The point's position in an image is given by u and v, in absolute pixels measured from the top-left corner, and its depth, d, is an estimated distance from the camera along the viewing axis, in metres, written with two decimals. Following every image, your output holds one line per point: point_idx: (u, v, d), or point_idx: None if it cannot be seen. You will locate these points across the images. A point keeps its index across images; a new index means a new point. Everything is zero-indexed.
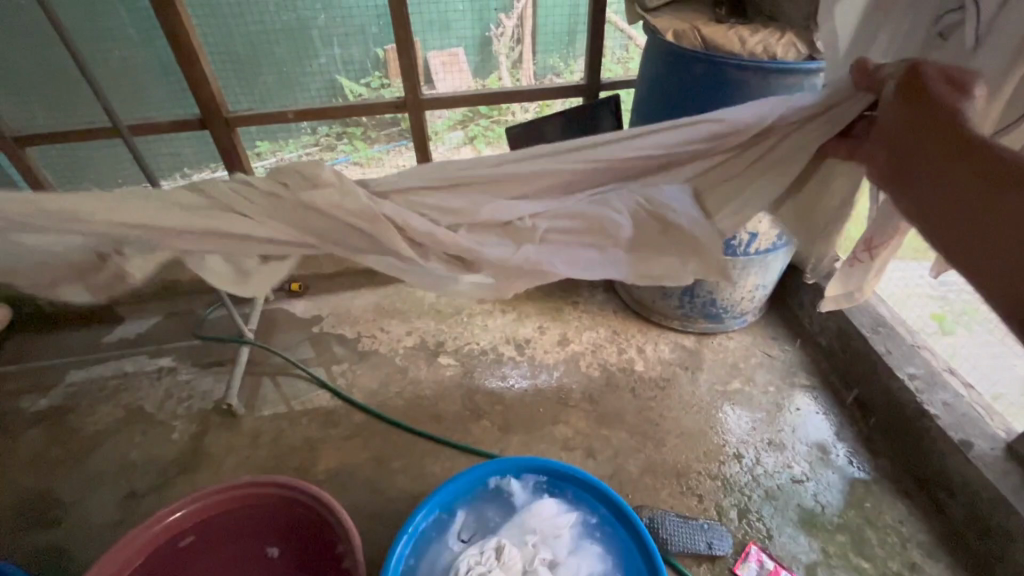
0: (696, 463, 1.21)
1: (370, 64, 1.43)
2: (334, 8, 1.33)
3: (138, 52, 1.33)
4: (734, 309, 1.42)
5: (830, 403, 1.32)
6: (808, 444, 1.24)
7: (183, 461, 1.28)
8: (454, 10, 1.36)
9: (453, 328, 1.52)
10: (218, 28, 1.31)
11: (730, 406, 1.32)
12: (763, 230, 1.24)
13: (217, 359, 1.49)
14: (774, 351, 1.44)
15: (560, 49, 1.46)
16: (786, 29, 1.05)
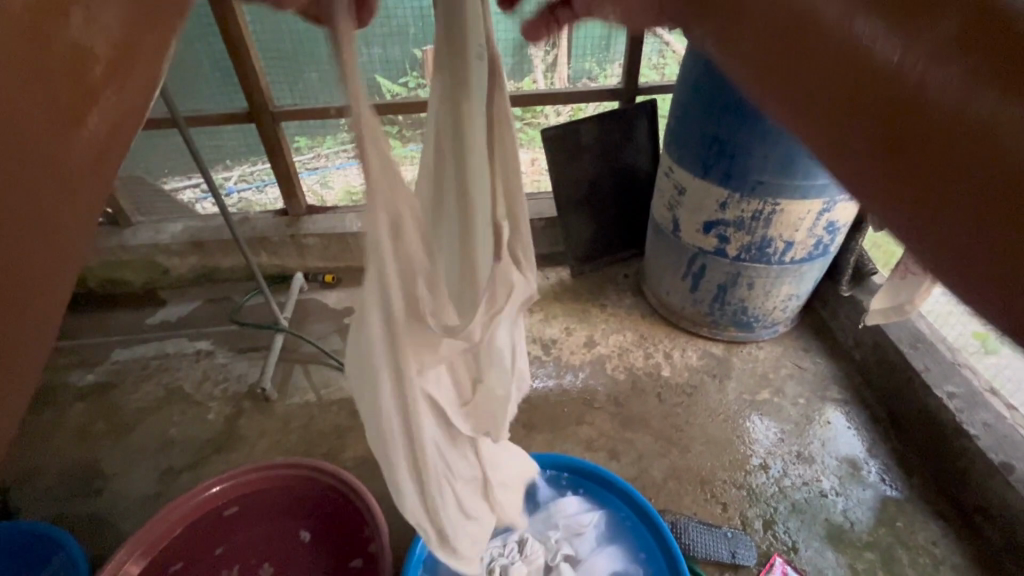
0: (721, 472, 1.20)
1: (408, 64, 1.48)
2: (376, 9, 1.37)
3: (193, 46, 1.38)
4: (765, 318, 1.41)
5: (863, 419, 1.29)
6: (837, 458, 1.22)
7: (218, 440, 1.33)
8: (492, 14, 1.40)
9: None
10: (270, 27, 1.38)
11: (757, 416, 1.31)
12: (801, 238, 1.23)
13: (252, 345, 1.55)
14: (804, 363, 1.42)
15: (596, 54, 1.53)
16: None
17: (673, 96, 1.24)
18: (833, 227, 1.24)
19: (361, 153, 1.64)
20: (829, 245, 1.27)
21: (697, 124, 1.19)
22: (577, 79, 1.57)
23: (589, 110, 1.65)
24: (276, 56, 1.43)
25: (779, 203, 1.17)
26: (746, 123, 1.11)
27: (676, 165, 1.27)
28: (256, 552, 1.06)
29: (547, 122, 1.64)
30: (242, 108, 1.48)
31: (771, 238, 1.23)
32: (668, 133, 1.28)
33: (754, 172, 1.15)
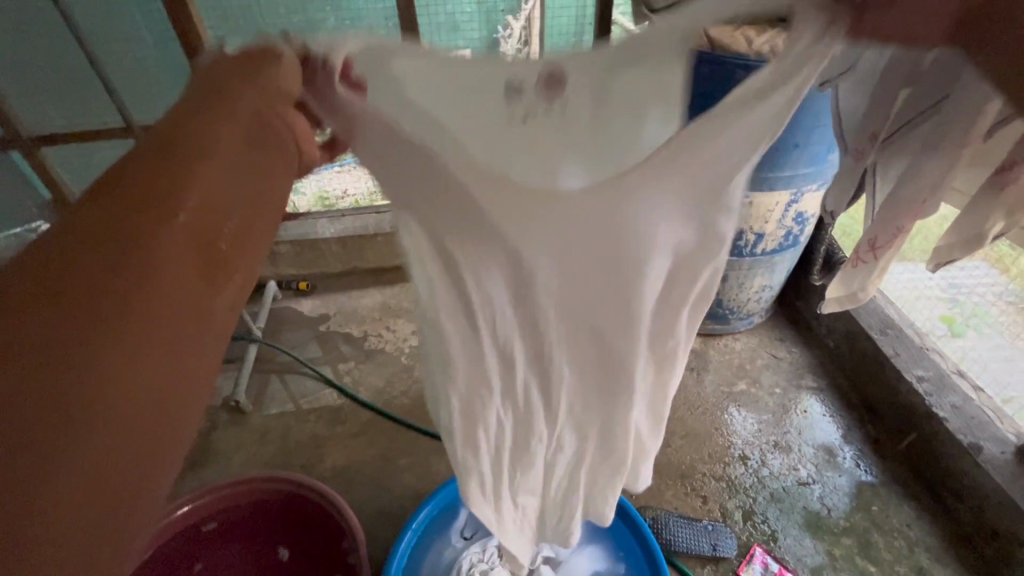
0: (700, 465, 1.21)
1: None
2: (342, 8, 1.37)
3: (151, 53, 1.35)
4: (740, 310, 1.42)
5: (837, 405, 1.31)
6: (814, 446, 1.24)
7: (192, 456, 1.30)
8: (461, 11, 1.44)
9: None
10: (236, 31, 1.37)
11: (734, 407, 1.32)
12: (770, 230, 1.24)
13: (225, 356, 1.52)
14: (779, 353, 1.44)
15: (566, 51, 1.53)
16: None
17: None
18: (802, 217, 1.25)
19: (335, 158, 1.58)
20: (799, 235, 1.29)
21: None
22: None
23: None
24: None
25: (748, 196, 1.18)
26: None
27: None
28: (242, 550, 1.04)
29: None
30: None
31: (742, 230, 1.24)
32: None
33: None
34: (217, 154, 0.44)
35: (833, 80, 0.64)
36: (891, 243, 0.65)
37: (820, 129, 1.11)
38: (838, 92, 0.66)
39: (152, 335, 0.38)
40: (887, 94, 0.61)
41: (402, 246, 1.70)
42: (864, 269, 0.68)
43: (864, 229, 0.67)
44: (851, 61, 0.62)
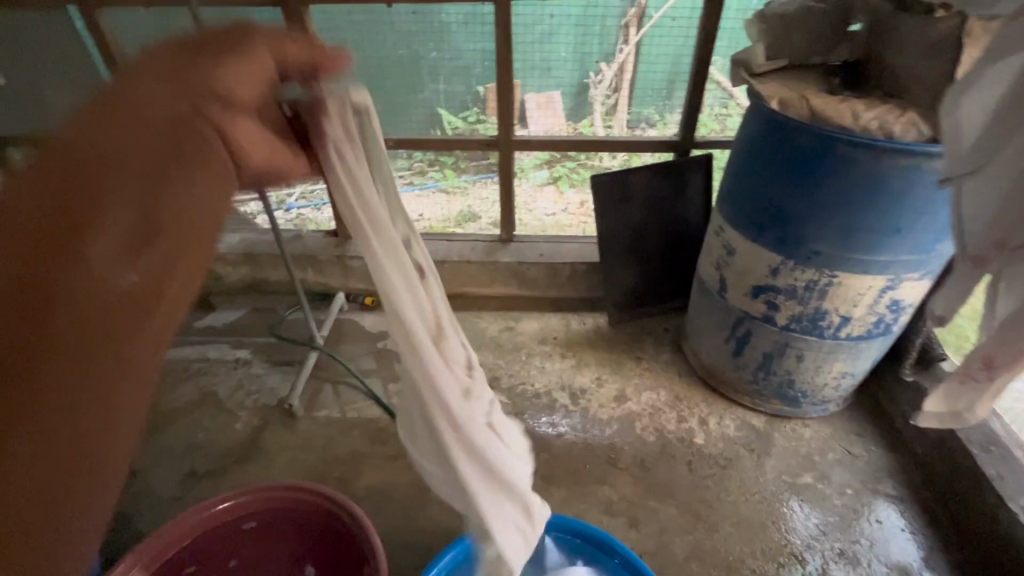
0: (750, 559, 1.11)
1: (470, 100, 1.58)
2: (446, 48, 1.50)
3: None
4: (813, 394, 1.31)
5: (919, 521, 1.16)
6: (887, 564, 1.10)
7: (242, 450, 1.36)
8: (556, 55, 1.50)
9: (510, 364, 1.57)
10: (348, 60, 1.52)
11: (797, 501, 1.21)
12: (858, 315, 1.14)
13: (288, 358, 1.59)
14: (856, 449, 1.30)
15: (655, 101, 1.59)
16: (907, 107, 0.98)
17: (731, 151, 1.21)
18: (896, 305, 1.14)
19: (415, 180, 1.73)
20: (892, 324, 1.17)
21: (746, 184, 1.17)
22: (636, 123, 1.62)
23: (644, 157, 1.70)
24: None
25: (836, 276, 1.10)
26: (805, 190, 1.06)
27: (728, 223, 1.23)
28: (197, 178, 0.44)
29: (601, 164, 1.70)
30: None
31: (826, 310, 1.15)
32: (721, 187, 1.26)
33: (811, 242, 1.09)
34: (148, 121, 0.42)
35: (959, 178, 0.62)
36: (1009, 366, 0.61)
37: (928, 216, 1.02)
38: (961, 192, 0.63)
39: (76, 402, 0.41)
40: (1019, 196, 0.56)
41: (468, 276, 1.74)
42: (974, 387, 0.65)
43: (980, 345, 0.63)
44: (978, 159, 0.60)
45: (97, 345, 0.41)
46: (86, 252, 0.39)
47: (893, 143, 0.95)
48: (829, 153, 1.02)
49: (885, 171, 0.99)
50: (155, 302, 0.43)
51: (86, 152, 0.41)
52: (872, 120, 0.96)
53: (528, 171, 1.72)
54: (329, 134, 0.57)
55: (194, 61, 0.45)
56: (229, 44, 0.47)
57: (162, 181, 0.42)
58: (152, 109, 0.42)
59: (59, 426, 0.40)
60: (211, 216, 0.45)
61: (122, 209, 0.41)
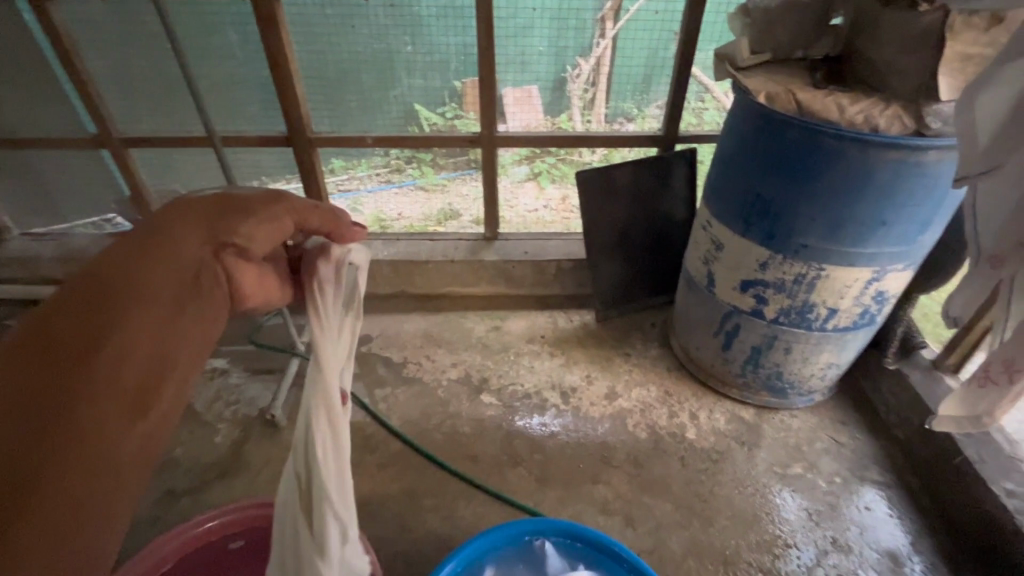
0: (746, 553, 1.12)
1: (448, 94, 1.54)
2: (422, 43, 1.45)
3: (239, 68, 1.46)
4: (800, 385, 1.33)
5: (905, 506, 1.19)
6: (877, 551, 1.12)
7: (222, 465, 1.30)
8: (534, 50, 1.48)
9: (499, 365, 1.54)
10: (321, 54, 1.47)
11: (787, 491, 1.22)
12: (845, 307, 1.16)
13: (267, 366, 1.53)
14: (842, 438, 1.33)
15: (632, 95, 1.57)
16: (890, 100, 0.99)
17: (717, 145, 1.21)
18: (881, 296, 1.16)
19: (393, 178, 1.70)
20: (876, 314, 1.19)
21: (734, 178, 1.17)
22: (614, 118, 1.61)
23: (623, 152, 1.69)
24: (324, 80, 1.51)
25: (824, 268, 1.11)
26: (793, 184, 1.07)
27: (715, 218, 1.23)
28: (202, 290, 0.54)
29: (581, 160, 1.69)
30: (281, 131, 1.56)
31: (813, 303, 1.16)
32: (708, 182, 1.26)
33: (799, 235, 1.10)
34: (178, 256, 0.53)
35: (973, 178, 0.67)
36: None
37: (912, 207, 1.04)
38: (978, 190, 0.68)
39: (60, 500, 0.40)
40: None
41: (452, 275, 1.70)
42: (997, 389, 0.68)
43: (999, 348, 0.66)
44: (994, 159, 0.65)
45: (92, 448, 0.43)
46: (98, 361, 0.45)
47: (879, 136, 0.96)
48: (816, 147, 1.02)
49: (871, 164, 0.99)
50: (149, 408, 0.46)
51: (113, 283, 0.49)
52: (858, 114, 0.97)
53: (508, 167, 1.70)
54: (318, 273, 0.61)
55: (227, 212, 0.57)
56: (260, 200, 0.59)
57: (176, 312, 0.51)
58: (182, 254, 0.53)
59: (37, 532, 0.39)
60: (207, 342, 0.54)
61: (142, 325, 0.48)
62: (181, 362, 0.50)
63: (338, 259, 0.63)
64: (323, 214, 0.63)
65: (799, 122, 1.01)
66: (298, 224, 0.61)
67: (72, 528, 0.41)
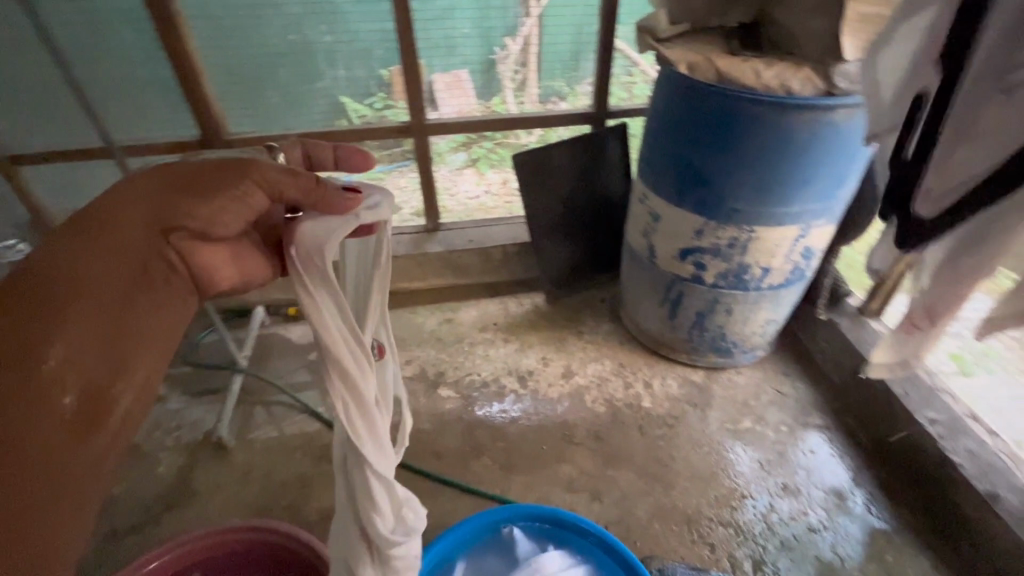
0: (707, 509, 1.17)
1: (374, 84, 1.48)
2: (341, 31, 1.38)
3: (139, 70, 1.34)
4: (743, 343, 1.39)
5: (845, 445, 1.28)
6: (823, 489, 1.20)
7: (169, 496, 1.22)
8: (460, 34, 1.44)
9: (454, 357, 1.52)
10: (229, 49, 1.37)
11: (739, 445, 1.28)
12: (777, 265, 1.21)
13: (208, 386, 1.45)
14: (785, 388, 1.40)
15: (564, 74, 1.57)
16: (802, 63, 1.03)
17: (646, 119, 1.23)
18: (808, 252, 1.22)
19: None
20: (805, 270, 1.26)
21: (665, 150, 1.19)
22: (547, 98, 1.60)
23: (559, 131, 1.69)
24: (235, 77, 1.41)
25: (754, 231, 1.16)
26: (719, 151, 1.10)
27: (651, 191, 1.25)
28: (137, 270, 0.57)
29: (518, 142, 1.68)
30: (195, 135, 1.45)
31: (748, 264, 1.21)
32: (640, 155, 1.27)
33: (729, 200, 1.13)
34: (123, 242, 0.57)
35: (881, 134, 0.70)
36: (949, 313, 0.68)
37: (829, 165, 1.09)
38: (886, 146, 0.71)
39: (36, 473, 0.49)
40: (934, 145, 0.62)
41: (397, 271, 1.66)
42: (921, 335, 0.73)
43: (920, 296, 0.70)
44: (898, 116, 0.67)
45: (59, 422, 0.51)
46: (45, 351, 0.51)
47: (793, 99, 1.00)
48: (737, 113, 1.05)
49: (788, 126, 1.03)
50: (110, 388, 0.54)
51: (57, 279, 0.54)
52: (773, 79, 1.01)
53: (445, 155, 1.66)
54: (295, 237, 0.56)
55: (180, 196, 0.58)
56: (219, 180, 0.59)
57: (125, 304, 0.56)
58: (129, 243, 0.57)
59: (21, 487, 0.48)
60: (168, 326, 0.60)
61: (83, 318, 0.53)
62: (133, 349, 0.56)
63: (307, 219, 0.58)
64: (287, 178, 0.58)
65: (720, 90, 1.04)
66: (266, 195, 0.60)
67: (53, 484, 0.50)
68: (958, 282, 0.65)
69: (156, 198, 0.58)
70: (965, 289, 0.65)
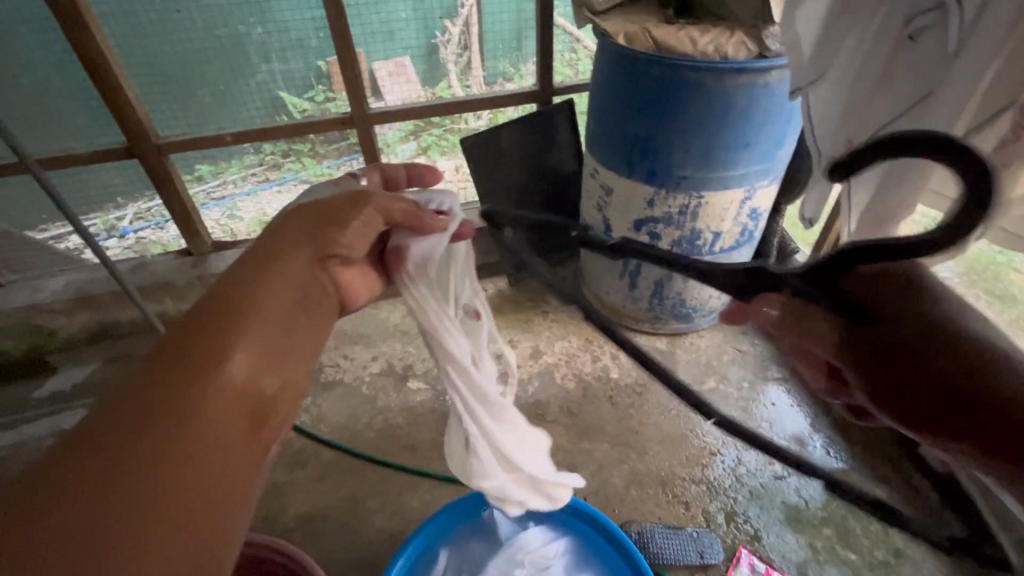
0: (679, 470, 1.21)
1: (313, 77, 1.43)
2: (270, 22, 1.31)
3: (51, 77, 1.25)
4: (702, 307, 1.43)
5: (803, 394, 1.34)
6: (786, 438, 1.26)
7: None
8: (397, 18, 1.40)
9: (421, 349, 1.51)
10: (149, 48, 1.28)
11: (706, 406, 1.33)
12: (727, 228, 1.25)
13: None
14: (744, 346, 1.46)
15: (508, 54, 1.55)
16: (735, 28, 1.05)
17: (590, 93, 1.23)
18: (755, 213, 1.26)
19: (270, 175, 1.57)
20: (753, 231, 1.30)
21: (611, 123, 1.19)
22: (494, 80, 1.59)
23: (508, 112, 1.68)
24: (158, 77, 1.33)
25: (703, 196, 1.18)
26: (663, 121, 1.11)
27: (601, 165, 1.26)
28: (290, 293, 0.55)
29: (468, 126, 1.66)
30: (121, 143, 1.37)
31: (700, 230, 1.24)
32: (587, 130, 1.28)
33: (677, 168, 1.15)
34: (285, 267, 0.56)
35: (806, 88, 0.69)
36: None
37: (768, 127, 1.12)
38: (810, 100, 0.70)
39: (187, 508, 0.41)
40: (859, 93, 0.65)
41: None
42: None
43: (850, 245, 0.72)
44: (819, 69, 0.68)
45: (220, 448, 0.45)
46: (229, 366, 0.47)
47: (730, 63, 1.02)
48: (677, 82, 1.06)
49: (727, 91, 1.06)
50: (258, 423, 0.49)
51: (236, 300, 0.51)
52: (708, 45, 1.02)
53: (394, 145, 1.62)
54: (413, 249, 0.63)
55: (331, 221, 0.59)
56: (345, 209, 0.60)
57: (290, 324, 0.54)
58: (289, 267, 0.56)
59: (173, 529, 0.40)
60: (307, 353, 0.57)
61: (258, 340, 0.50)
62: (287, 373, 0.53)
63: (420, 246, 0.64)
64: (405, 206, 0.63)
65: (658, 60, 1.05)
66: (384, 223, 0.63)
67: (197, 525, 0.42)
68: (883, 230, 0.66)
69: (311, 224, 0.59)
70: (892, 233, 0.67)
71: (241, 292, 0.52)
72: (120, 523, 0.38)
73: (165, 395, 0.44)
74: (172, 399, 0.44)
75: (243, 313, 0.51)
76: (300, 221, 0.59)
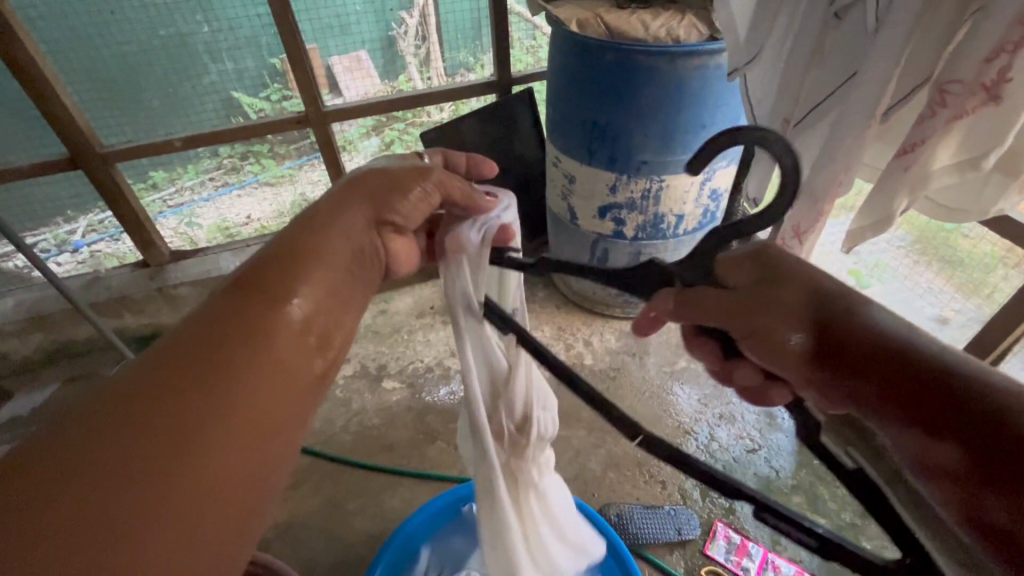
0: None
1: (267, 75, 1.38)
2: (217, 20, 1.26)
3: None
4: None
5: None
6: (756, 412, 1.29)
7: None
8: (352, 12, 1.36)
9: (394, 348, 1.49)
10: (87, 52, 1.22)
11: (679, 385, 1.35)
12: (689, 211, 1.27)
13: None
14: None
15: (467, 44, 1.52)
16: (686, 12, 1.06)
17: (548, 82, 1.22)
18: (715, 194, 1.28)
19: (229, 178, 1.53)
20: (715, 212, 1.32)
21: (570, 111, 1.19)
22: (455, 72, 1.56)
23: (470, 103, 1.66)
24: (99, 83, 1.27)
25: (663, 179, 1.19)
26: (621, 106, 1.11)
27: (563, 154, 1.26)
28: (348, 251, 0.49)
29: (430, 119, 1.63)
30: (62, 153, 1.31)
31: (662, 214, 1.25)
32: (546, 119, 1.27)
33: (637, 153, 1.16)
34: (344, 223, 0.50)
35: (742, 69, 0.74)
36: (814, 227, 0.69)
37: (722, 108, 1.13)
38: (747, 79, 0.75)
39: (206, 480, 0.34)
40: (791, 69, 0.68)
41: None
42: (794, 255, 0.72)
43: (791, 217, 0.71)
44: (754, 48, 0.71)
45: (262, 415, 0.38)
46: (285, 315, 0.42)
47: (682, 46, 1.03)
48: (632, 67, 1.06)
49: (680, 74, 1.06)
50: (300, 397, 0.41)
51: (290, 253, 0.45)
52: (660, 29, 1.03)
53: (356, 142, 1.58)
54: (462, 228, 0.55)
55: (390, 188, 0.53)
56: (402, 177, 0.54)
57: (341, 285, 0.47)
58: (349, 225, 0.50)
59: (185, 501, 0.33)
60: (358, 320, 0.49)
61: (315, 292, 0.44)
62: (337, 339, 0.45)
63: (475, 230, 0.54)
64: (462, 185, 0.56)
65: (613, 45, 1.04)
66: (440, 199, 0.55)
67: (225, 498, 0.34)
68: (819, 202, 0.67)
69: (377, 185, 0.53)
70: (829, 204, 0.66)
71: (296, 244, 0.46)
72: (132, 508, 0.31)
73: (203, 343, 0.38)
74: (215, 351, 0.38)
75: (297, 268, 0.45)
76: (354, 183, 0.52)
